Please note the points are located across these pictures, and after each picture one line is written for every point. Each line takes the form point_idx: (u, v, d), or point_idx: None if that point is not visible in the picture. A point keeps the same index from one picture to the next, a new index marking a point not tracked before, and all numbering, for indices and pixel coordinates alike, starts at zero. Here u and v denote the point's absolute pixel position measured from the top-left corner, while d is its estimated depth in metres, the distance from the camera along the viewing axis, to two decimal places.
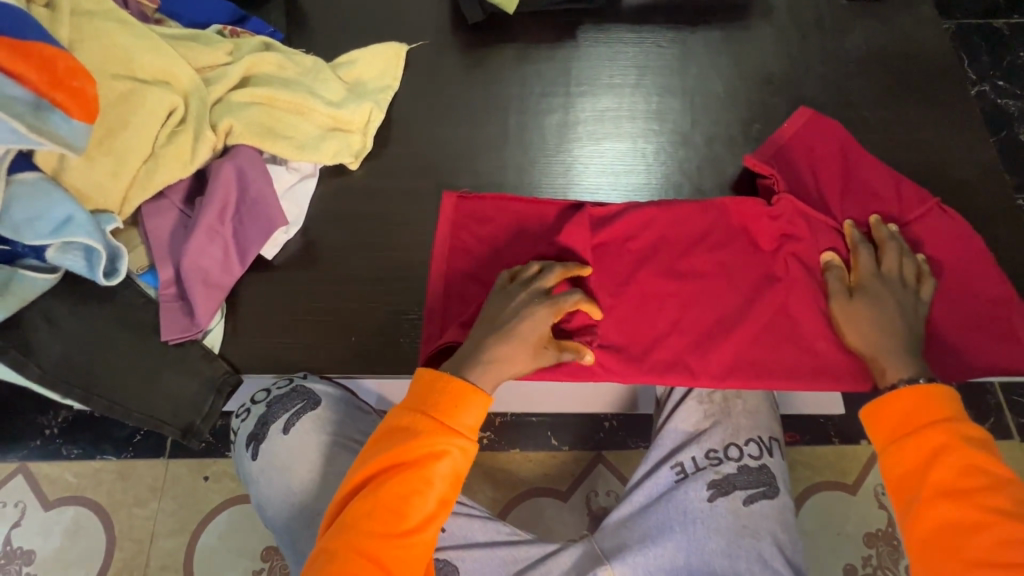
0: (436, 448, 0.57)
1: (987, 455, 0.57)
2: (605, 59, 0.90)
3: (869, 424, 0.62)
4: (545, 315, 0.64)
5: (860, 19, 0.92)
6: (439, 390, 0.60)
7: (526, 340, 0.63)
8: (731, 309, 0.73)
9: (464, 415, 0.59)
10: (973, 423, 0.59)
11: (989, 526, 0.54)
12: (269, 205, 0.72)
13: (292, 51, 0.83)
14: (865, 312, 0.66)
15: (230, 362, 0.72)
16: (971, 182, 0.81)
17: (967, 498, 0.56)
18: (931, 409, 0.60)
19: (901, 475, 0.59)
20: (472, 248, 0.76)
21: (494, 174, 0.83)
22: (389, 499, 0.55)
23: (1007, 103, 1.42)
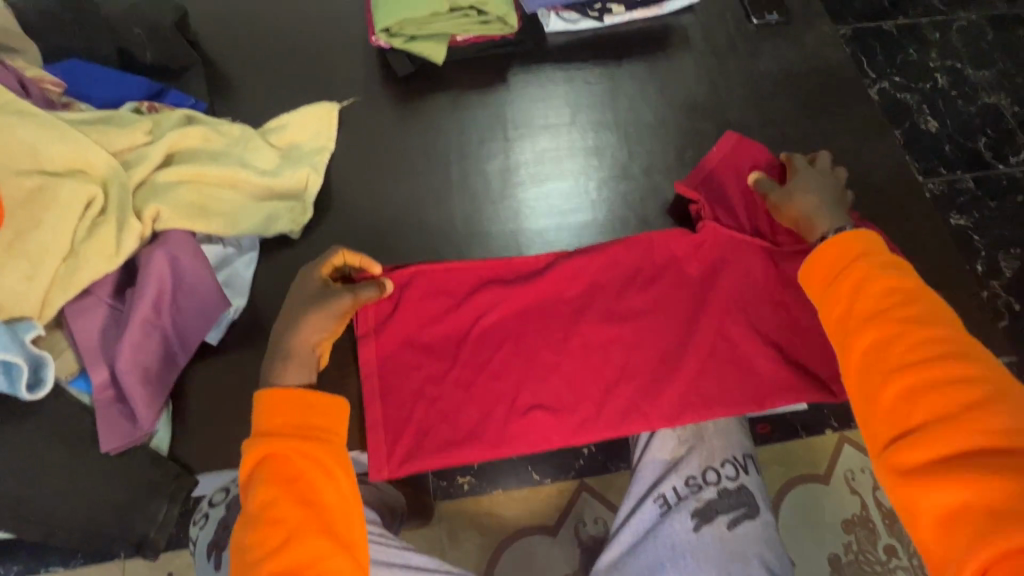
0: (294, 454, 0.57)
1: (908, 279, 0.59)
2: (539, 100, 0.92)
3: (807, 275, 0.65)
4: (313, 276, 0.67)
5: (769, 41, 0.99)
6: (258, 409, 0.60)
7: (303, 304, 0.66)
8: (680, 344, 0.74)
9: (308, 412, 0.60)
10: (899, 259, 0.61)
11: (907, 330, 0.55)
12: (208, 290, 0.68)
13: (217, 122, 0.80)
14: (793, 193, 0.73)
15: (183, 462, 0.67)
16: (888, 184, 0.88)
17: (889, 314, 0.57)
18: (853, 246, 0.63)
19: (831, 313, 0.61)
20: (407, 334, 0.74)
21: (444, 228, 0.82)
22: (272, 525, 0.54)
23: (904, 96, 1.63)
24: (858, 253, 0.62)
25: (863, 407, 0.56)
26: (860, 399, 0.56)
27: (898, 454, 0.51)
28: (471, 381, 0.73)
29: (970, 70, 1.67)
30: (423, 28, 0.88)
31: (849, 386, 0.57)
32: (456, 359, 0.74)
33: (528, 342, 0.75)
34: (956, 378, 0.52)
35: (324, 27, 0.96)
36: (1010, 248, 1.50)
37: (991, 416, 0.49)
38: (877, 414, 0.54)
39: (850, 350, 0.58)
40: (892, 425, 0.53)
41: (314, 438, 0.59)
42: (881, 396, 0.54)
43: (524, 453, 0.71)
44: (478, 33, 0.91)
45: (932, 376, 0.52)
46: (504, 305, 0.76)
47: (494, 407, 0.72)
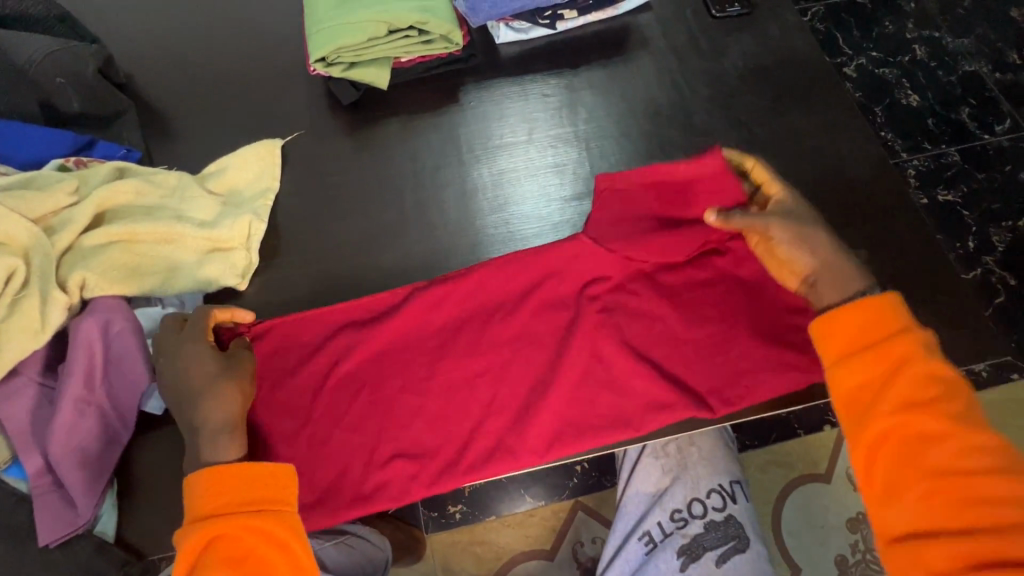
0: (244, 533, 0.56)
1: (945, 366, 0.56)
2: (492, 118, 0.87)
3: (823, 338, 0.60)
4: (194, 351, 0.62)
5: (732, 34, 0.94)
6: (193, 491, 0.57)
7: (203, 383, 0.61)
8: (614, 356, 0.69)
9: (253, 486, 0.58)
10: (930, 335, 0.58)
11: (948, 426, 0.53)
12: (142, 358, 0.64)
13: (150, 172, 0.75)
14: (805, 233, 0.65)
15: (131, 547, 0.62)
16: (868, 178, 0.82)
17: (925, 404, 0.55)
18: (889, 321, 0.58)
19: (855, 387, 0.58)
20: (260, 385, 0.67)
21: (398, 265, 0.78)
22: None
23: (884, 72, 1.59)
24: (892, 329, 0.58)
25: (891, 496, 0.54)
26: (884, 488, 0.55)
27: (927, 557, 0.51)
28: (333, 435, 0.66)
29: (949, 39, 1.62)
30: (361, 54, 0.83)
31: (869, 467, 0.56)
32: (314, 411, 0.67)
33: (483, 378, 0.69)
34: (997, 488, 0.51)
35: (263, 57, 0.91)
36: (1003, 220, 1.45)
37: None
38: (905, 510, 0.53)
39: (873, 434, 0.56)
40: (921, 520, 0.53)
41: (264, 515, 0.57)
42: (909, 492, 0.53)
43: (383, 505, 0.65)
44: (421, 54, 0.86)
45: (974, 483, 0.52)
46: (367, 347, 0.69)
47: (353, 463, 0.66)
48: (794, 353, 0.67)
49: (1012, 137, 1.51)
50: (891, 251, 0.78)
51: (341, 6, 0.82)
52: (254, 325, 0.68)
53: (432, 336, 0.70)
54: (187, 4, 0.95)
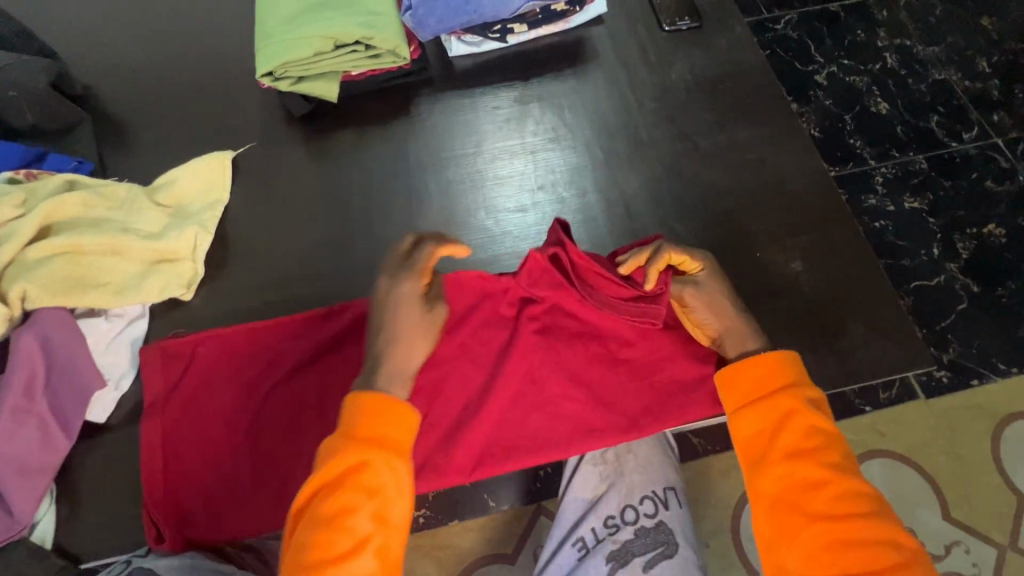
0: (370, 467, 0.52)
1: (827, 418, 0.58)
2: (443, 130, 0.89)
3: (725, 391, 0.62)
4: (414, 291, 0.60)
5: (681, 48, 0.95)
6: (356, 409, 0.54)
7: (415, 326, 0.60)
8: (549, 375, 0.70)
9: (394, 421, 0.54)
10: (819, 391, 0.60)
11: (831, 481, 0.55)
12: (79, 369, 0.65)
13: (98, 184, 0.76)
14: (717, 299, 0.65)
15: (70, 552, 0.63)
16: (807, 191, 0.84)
17: (811, 458, 0.56)
18: (779, 374, 0.61)
19: (749, 438, 0.59)
20: (200, 394, 0.69)
21: (344, 274, 0.79)
22: (336, 536, 0.50)
23: (855, 80, 1.46)
24: (783, 382, 0.60)
25: (779, 541, 0.55)
26: (773, 535, 0.56)
27: None
28: (262, 446, 0.67)
29: (919, 46, 1.52)
30: (309, 68, 0.84)
31: (763, 514, 0.57)
32: (246, 423, 0.68)
33: (418, 390, 0.70)
34: (866, 535, 0.53)
35: (220, 70, 0.92)
36: (967, 228, 1.32)
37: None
38: (793, 556, 0.54)
39: (765, 481, 0.57)
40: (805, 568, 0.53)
41: (395, 454, 0.53)
42: (795, 539, 0.54)
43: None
44: (370, 67, 0.87)
45: (847, 530, 0.53)
46: (301, 361, 0.71)
47: (279, 475, 0.66)
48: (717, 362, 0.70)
49: (980, 145, 1.40)
50: (827, 261, 0.80)
51: (290, 20, 0.84)
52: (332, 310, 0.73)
53: (370, 350, 0.72)
54: (145, 16, 0.96)
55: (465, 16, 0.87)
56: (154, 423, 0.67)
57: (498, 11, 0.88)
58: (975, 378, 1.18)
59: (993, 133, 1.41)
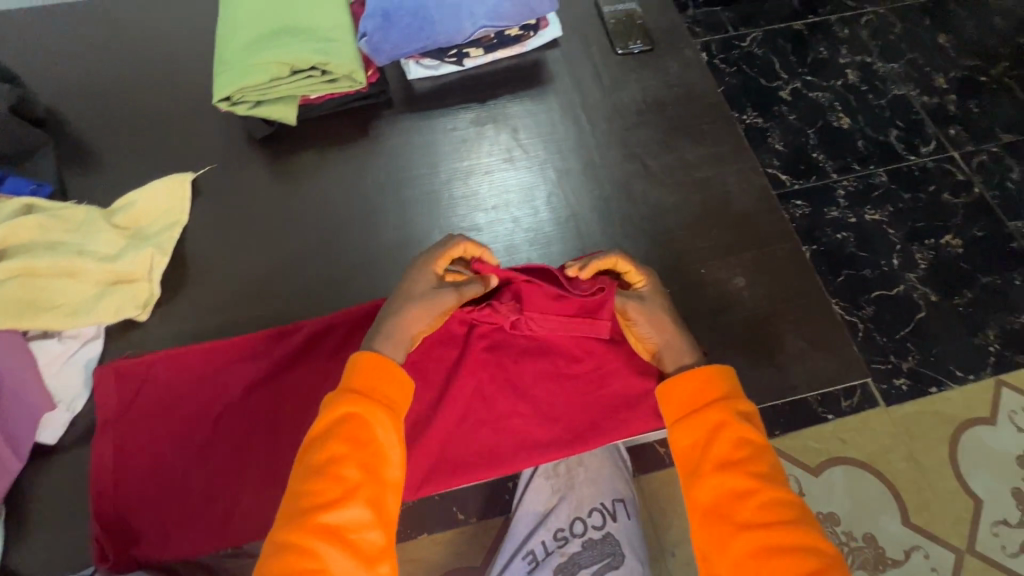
0: (367, 420, 0.56)
1: (757, 429, 0.58)
2: (400, 151, 0.91)
3: (663, 405, 0.62)
4: (426, 263, 0.65)
5: (634, 71, 0.99)
6: (353, 366, 0.58)
7: (416, 295, 0.63)
8: (498, 392, 0.72)
9: (389, 381, 0.58)
10: (749, 401, 0.60)
11: (760, 491, 0.54)
12: (30, 389, 0.67)
13: (56, 207, 0.78)
14: (657, 313, 0.65)
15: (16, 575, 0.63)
16: (752, 209, 0.87)
17: (741, 468, 0.55)
18: (711, 386, 0.60)
19: (685, 451, 0.59)
20: (153, 413, 0.70)
21: (301, 294, 0.81)
22: (327, 484, 0.53)
23: (817, 96, 1.51)
24: (715, 395, 0.60)
25: (713, 553, 0.54)
26: (708, 546, 0.54)
27: None
28: (211, 463, 0.69)
29: (879, 63, 1.56)
30: (268, 93, 0.86)
31: (697, 525, 0.55)
32: (198, 441, 0.69)
33: None
34: (796, 545, 0.51)
35: (184, 93, 0.94)
36: (926, 239, 1.35)
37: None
38: (726, 568, 0.53)
39: (699, 494, 0.56)
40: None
41: (391, 412, 0.57)
42: (726, 551, 0.53)
43: (251, 538, 0.66)
44: (328, 92, 0.89)
45: (777, 539, 0.52)
46: (254, 380, 0.72)
47: (228, 493, 0.68)
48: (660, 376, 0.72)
49: (937, 158, 1.44)
50: (770, 276, 0.83)
51: (248, 46, 0.86)
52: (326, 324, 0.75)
53: (324, 369, 0.73)
54: (110, 40, 0.98)
55: (420, 42, 0.89)
56: (106, 445, 0.68)
57: (451, 37, 0.89)
58: (933, 386, 1.20)
59: (950, 146, 1.45)
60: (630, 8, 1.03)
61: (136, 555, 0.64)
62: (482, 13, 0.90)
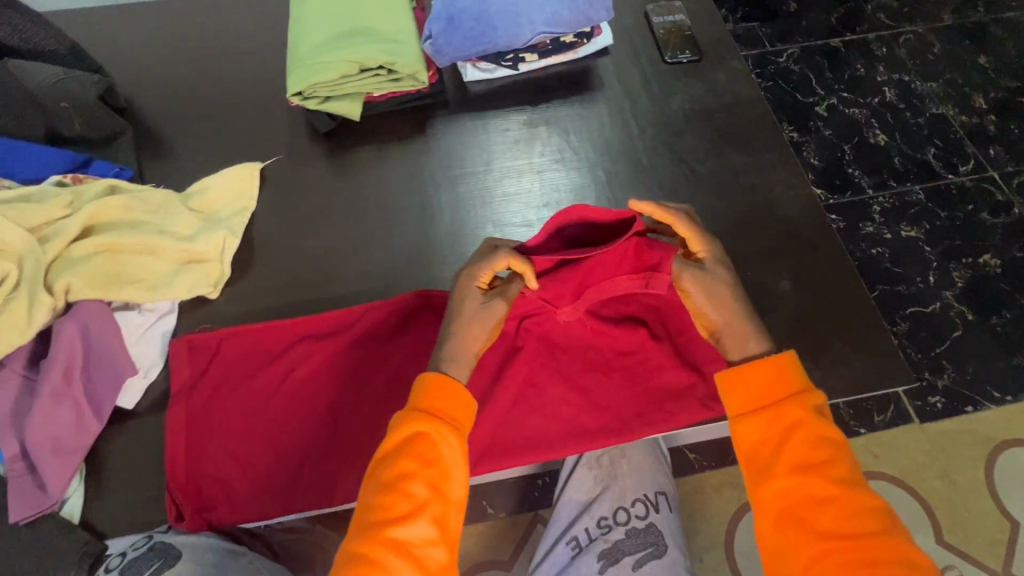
0: (432, 440, 0.56)
1: (834, 427, 0.57)
2: (455, 150, 0.95)
3: (726, 395, 0.60)
4: (468, 284, 0.65)
5: (681, 79, 1.02)
6: (421, 385, 0.58)
7: (468, 316, 0.63)
8: (548, 380, 0.75)
9: (455, 402, 0.58)
10: (821, 396, 0.59)
11: (839, 495, 0.54)
12: (115, 356, 0.71)
13: (138, 190, 0.83)
14: (717, 290, 0.64)
15: (95, 529, 0.67)
16: (796, 216, 0.89)
17: (819, 470, 0.55)
18: (785, 381, 0.59)
19: (754, 447, 0.58)
20: (223, 384, 0.74)
21: (359, 281, 0.85)
22: (396, 500, 0.53)
23: (855, 112, 1.52)
24: (788, 390, 0.59)
25: (785, 556, 0.54)
26: (779, 549, 0.55)
27: None
28: (277, 434, 0.72)
29: (918, 82, 1.57)
30: (335, 90, 0.91)
31: (769, 525, 0.56)
32: (265, 413, 0.73)
33: None
34: (879, 553, 0.51)
35: (252, 89, 1.00)
36: (964, 257, 1.35)
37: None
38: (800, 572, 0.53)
39: (771, 492, 0.56)
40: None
41: (456, 432, 0.57)
42: (803, 551, 0.53)
43: (313, 506, 0.70)
44: (391, 90, 0.94)
45: (859, 547, 0.52)
46: (317, 359, 0.76)
47: (292, 463, 0.71)
48: (707, 373, 0.74)
49: (976, 178, 1.44)
50: (814, 281, 0.84)
51: (320, 45, 0.91)
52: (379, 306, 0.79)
53: (382, 349, 0.77)
54: (186, 39, 1.05)
55: (481, 46, 0.93)
56: (180, 413, 0.72)
57: (511, 42, 0.94)
58: (969, 405, 1.19)
59: (989, 166, 1.45)
60: (678, 19, 1.06)
61: (207, 516, 0.68)
62: (541, 20, 0.93)
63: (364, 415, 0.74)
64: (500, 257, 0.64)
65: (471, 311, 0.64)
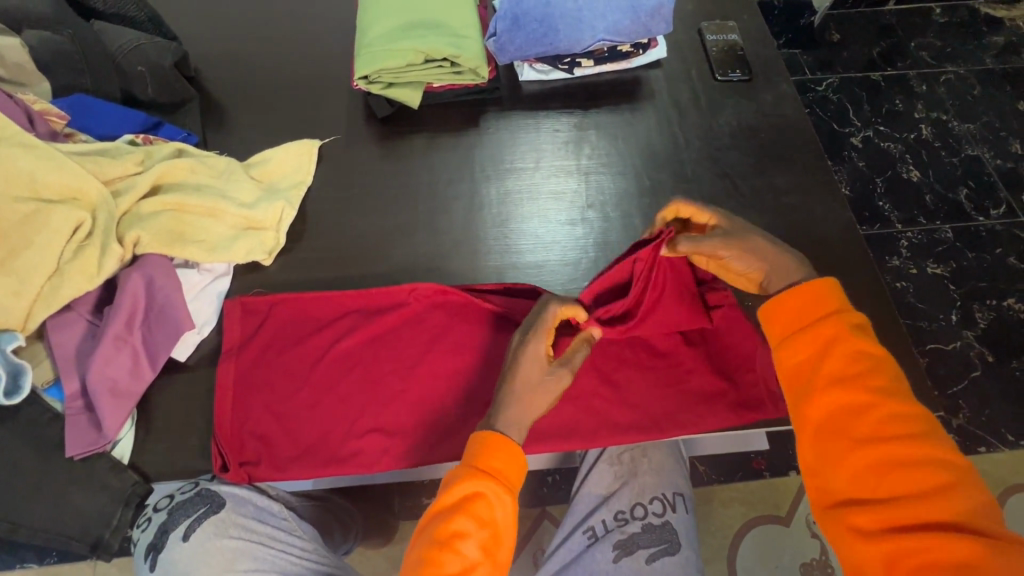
0: (483, 505, 0.59)
1: (872, 341, 0.59)
2: (506, 142, 0.98)
3: (767, 325, 0.64)
4: (536, 350, 0.65)
5: (729, 98, 1.04)
6: (477, 444, 0.61)
7: (531, 383, 0.64)
8: (581, 372, 0.78)
9: (509, 463, 0.60)
10: (858, 311, 0.61)
11: (877, 403, 0.57)
12: (174, 309, 0.73)
13: (204, 155, 0.86)
14: (746, 241, 0.66)
15: (141, 471, 0.71)
16: (831, 240, 0.91)
17: (856, 381, 0.58)
18: (823, 303, 0.61)
19: (795, 368, 0.61)
20: (270, 348, 0.78)
21: (403, 262, 0.87)
22: (447, 556, 0.57)
23: (890, 146, 1.53)
24: (827, 310, 0.61)
25: (825, 466, 0.58)
26: (819, 459, 0.58)
27: (859, 519, 0.55)
28: (320, 398, 0.75)
29: (955, 122, 1.58)
30: (399, 77, 0.95)
31: (809, 440, 0.59)
32: (309, 377, 0.76)
33: (463, 371, 0.78)
34: (916, 452, 0.55)
35: (314, 69, 1.03)
36: (988, 298, 1.35)
37: (946, 495, 0.52)
38: (839, 477, 0.57)
39: (812, 409, 0.59)
40: (850, 489, 0.56)
41: (508, 493, 0.60)
42: (844, 462, 0.57)
43: (352, 469, 0.72)
44: (451, 82, 0.98)
45: (895, 451, 0.55)
46: (361, 331, 0.79)
47: (335, 425, 0.74)
48: (737, 382, 0.76)
49: (1006, 222, 1.44)
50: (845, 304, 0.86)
51: (388, 34, 0.95)
52: (415, 291, 0.81)
53: (427, 329, 0.80)
54: (254, 17, 1.09)
55: (542, 48, 0.97)
56: (230, 370, 0.76)
57: (571, 47, 0.97)
58: (982, 446, 1.20)
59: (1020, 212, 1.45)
60: (730, 38, 1.09)
61: (249, 471, 0.71)
62: (602, 28, 0.96)
63: (402, 389, 0.76)
64: (553, 308, 0.67)
65: (527, 376, 0.64)
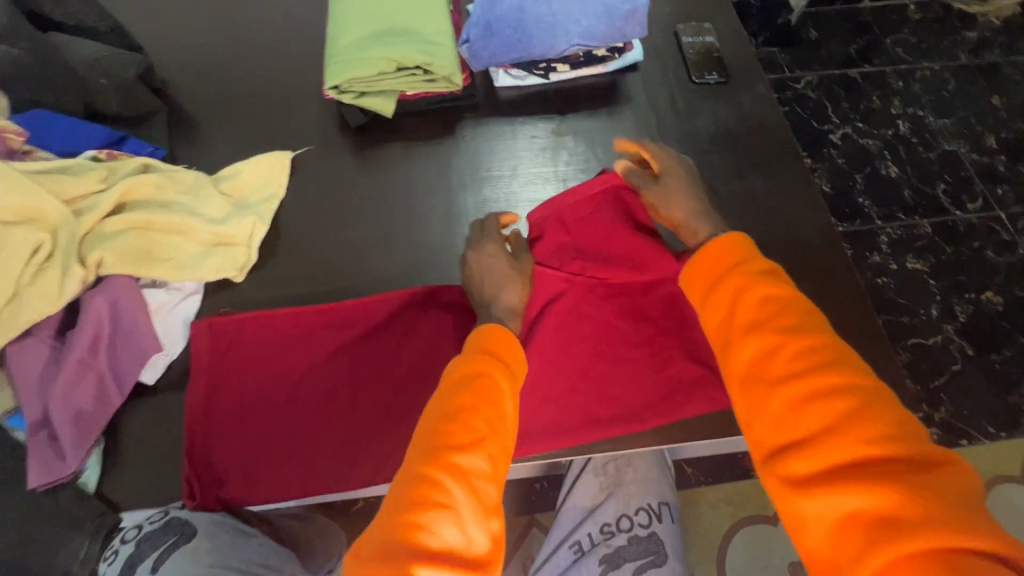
0: (494, 384, 0.55)
1: (784, 285, 0.56)
2: (481, 150, 0.97)
3: (689, 285, 0.62)
4: (491, 251, 0.74)
5: (706, 100, 1.04)
6: (484, 333, 0.59)
7: (495, 278, 0.72)
8: (560, 372, 0.77)
9: (511, 351, 0.59)
10: (766, 259, 0.59)
11: (788, 340, 0.52)
12: (141, 333, 0.72)
13: (171, 170, 0.84)
14: (672, 187, 0.74)
15: (108, 501, 0.69)
16: (810, 241, 0.91)
17: (768, 325, 0.53)
18: (732, 254, 0.60)
19: (717, 325, 0.58)
20: (243, 367, 0.76)
21: (379, 274, 0.86)
22: (459, 428, 0.50)
23: (868, 142, 1.55)
24: (736, 260, 0.60)
25: (752, 418, 0.52)
26: (748, 414, 0.52)
27: (792, 469, 0.47)
28: (294, 416, 0.74)
29: (931, 118, 1.59)
30: (371, 86, 0.94)
31: (735, 394, 0.54)
32: (283, 397, 0.74)
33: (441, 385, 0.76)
34: (838, 384, 0.48)
35: (286, 78, 1.01)
36: (967, 292, 1.37)
37: (872, 424, 0.45)
38: (766, 428, 0.51)
39: (734, 362, 0.54)
40: (777, 438, 0.49)
41: (512, 379, 0.57)
42: (767, 410, 0.51)
43: (330, 489, 0.71)
44: (425, 90, 0.96)
45: (816, 386, 0.49)
46: (336, 348, 0.77)
47: (309, 445, 0.72)
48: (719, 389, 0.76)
49: (983, 216, 1.46)
50: (825, 305, 0.86)
51: (359, 42, 0.93)
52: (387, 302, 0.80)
53: (403, 343, 0.78)
54: (223, 25, 1.06)
55: (516, 54, 0.95)
56: (200, 392, 0.74)
57: (546, 52, 0.96)
58: (963, 439, 1.21)
59: (996, 205, 1.47)
60: (706, 40, 1.09)
61: (223, 497, 0.70)
62: (577, 32, 0.95)
63: (380, 406, 0.75)
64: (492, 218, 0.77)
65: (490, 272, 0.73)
